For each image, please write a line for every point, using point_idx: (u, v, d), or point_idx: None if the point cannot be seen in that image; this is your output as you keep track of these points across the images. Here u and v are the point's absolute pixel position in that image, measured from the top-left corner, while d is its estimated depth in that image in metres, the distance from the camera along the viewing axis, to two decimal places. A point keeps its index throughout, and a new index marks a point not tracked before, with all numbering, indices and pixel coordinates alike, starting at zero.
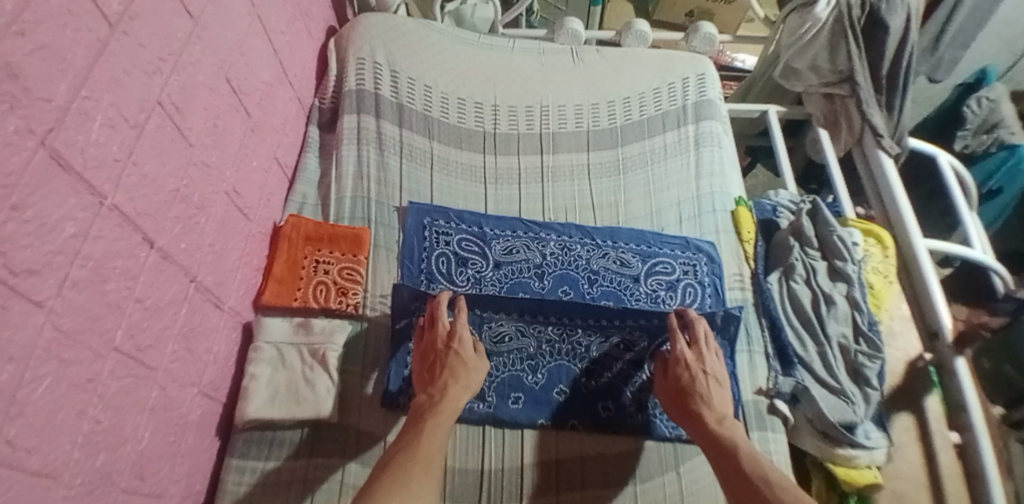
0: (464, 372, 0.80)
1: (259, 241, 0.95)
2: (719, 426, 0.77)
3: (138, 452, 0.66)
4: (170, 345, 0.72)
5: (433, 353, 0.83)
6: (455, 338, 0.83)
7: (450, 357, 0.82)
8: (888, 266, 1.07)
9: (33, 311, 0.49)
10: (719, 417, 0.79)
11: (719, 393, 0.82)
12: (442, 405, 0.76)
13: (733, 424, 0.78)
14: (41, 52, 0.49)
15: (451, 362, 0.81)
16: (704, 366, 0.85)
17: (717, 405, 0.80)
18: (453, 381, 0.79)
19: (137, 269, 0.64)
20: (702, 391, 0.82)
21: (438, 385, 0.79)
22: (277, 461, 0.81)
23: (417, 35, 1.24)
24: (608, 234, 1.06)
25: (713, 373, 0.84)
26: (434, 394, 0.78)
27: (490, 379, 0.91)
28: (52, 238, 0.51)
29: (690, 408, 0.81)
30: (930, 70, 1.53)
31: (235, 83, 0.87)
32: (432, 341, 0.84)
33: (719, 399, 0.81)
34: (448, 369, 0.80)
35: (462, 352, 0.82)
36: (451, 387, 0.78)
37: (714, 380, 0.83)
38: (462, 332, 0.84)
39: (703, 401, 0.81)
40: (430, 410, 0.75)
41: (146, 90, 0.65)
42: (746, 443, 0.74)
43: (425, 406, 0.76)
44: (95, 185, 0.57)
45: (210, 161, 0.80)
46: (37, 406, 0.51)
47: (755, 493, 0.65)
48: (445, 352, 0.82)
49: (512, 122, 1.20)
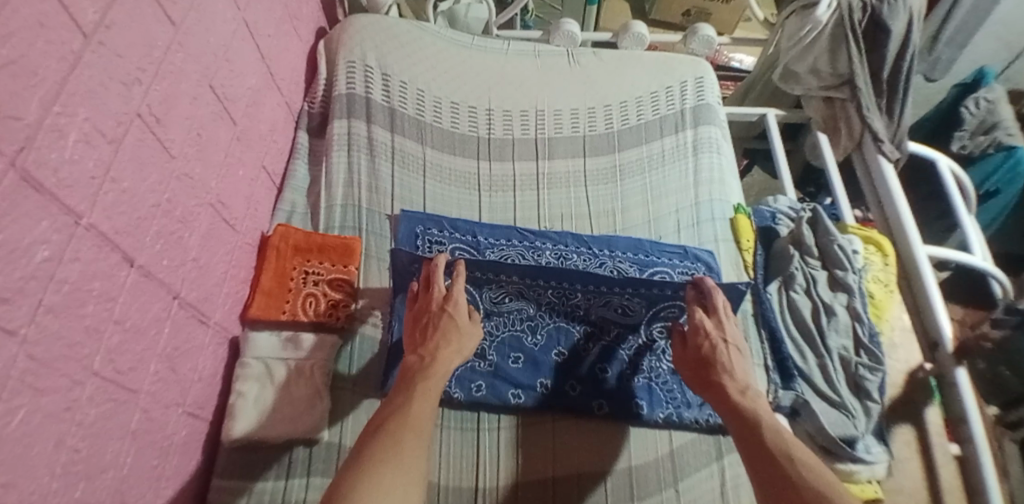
0: (458, 335, 0.78)
1: (246, 253, 0.92)
2: (742, 396, 0.75)
3: (119, 479, 0.64)
4: (152, 366, 0.69)
5: (428, 314, 0.81)
6: (450, 301, 0.81)
7: (443, 318, 0.79)
8: (889, 276, 1.06)
9: (5, 341, 0.47)
10: (742, 388, 0.76)
11: (739, 362, 0.80)
12: (433, 368, 0.73)
13: (757, 395, 0.75)
14: (10, 68, 0.46)
15: (446, 325, 0.79)
16: (725, 335, 0.82)
17: (739, 376, 0.78)
18: (444, 342, 0.77)
19: (116, 289, 0.62)
20: (723, 361, 0.79)
21: (430, 347, 0.76)
22: (264, 484, 0.79)
23: (410, 37, 1.21)
24: (605, 242, 1.04)
25: (733, 340, 0.81)
26: (426, 356, 0.75)
27: (490, 338, 0.94)
28: (24, 263, 0.49)
29: (711, 379, 0.79)
30: (928, 69, 1.55)
31: (220, 89, 0.84)
32: (426, 303, 0.82)
33: (741, 369, 0.79)
34: (440, 332, 0.78)
35: (456, 315, 0.80)
36: (443, 350, 0.76)
37: (735, 349, 0.81)
38: (456, 295, 0.82)
39: (726, 372, 0.78)
40: (421, 373, 0.73)
41: (124, 103, 0.62)
42: (769, 416, 0.72)
43: (417, 367, 0.74)
44: (69, 205, 0.54)
45: (194, 172, 0.77)
46: (12, 440, 0.48)
47: (779, 467, 0.63)
48: (439, 314, 0.80)
49: (507, 127, 1.18)
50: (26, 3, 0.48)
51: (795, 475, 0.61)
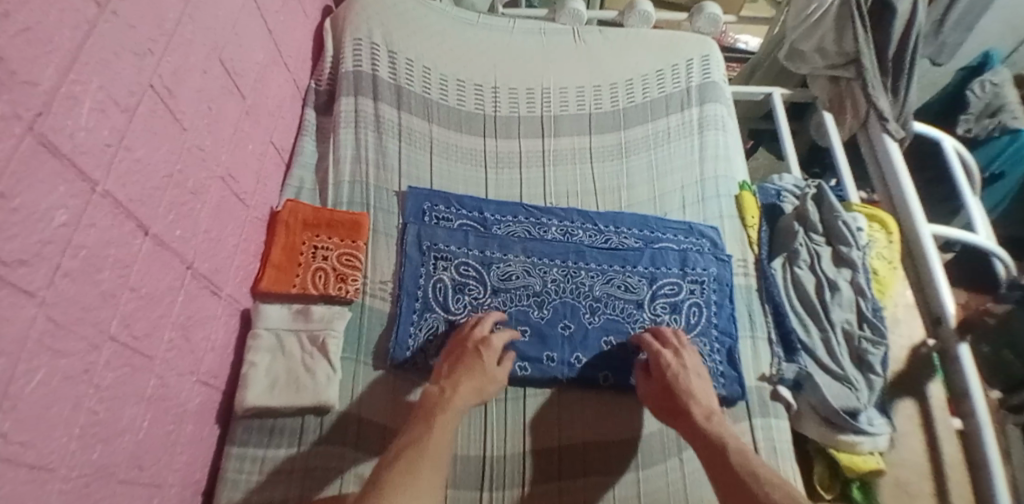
0: (482, 377, 0.81)
1: (256, 227, 0.93)
2: (708, 421, 0.77)
3: (135, 444, 0.65)
4: (167, 334, 0.70)
5: (461, 350, 0.84)
6: (485, 343, 0.84)
7: (474, 358, 0.82)
8: (892, 252, 1.07)
9: (24, 302, 0.48)
10: (708, 413, 0.78)
11: (699, 386, 0.82)
12: (452, 403, 0.76)
13: (721, 420, 0.77)
14: (25, 34, 0.47)
15: (473, 363, 0.82)
16: (684, 363, 0.85)
17: (702, 401, 0.80)
18: (467, 378, 0.79)
19: (131, 257, 0.63)
20: (685, 388, 0.81)
21: (452, 381, 0.79)
22: (276, 451, 0.81)
23: (416, 15, 1.21)
24: (610, 219, 1.05)
25: (693, 368, 0.84)
26: (446, 389, 0.78)
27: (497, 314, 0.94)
28: (41, 227, 0.50)
29: (677, 407, 0.80)
30: (933, 53, 1.50)
31: (229, 64, 0.85)
32: (464, 339, 0.86)
33: (702, 393, 0.81)
34: (467, 369, 0.81)
35: (486, 358, 0.83)
36: (464, 386, 0.79)
37: (696, 374, 0.84)
38: (493, 340, 0.85)
39: (691, 399, 0.80)
40: (439, 406, 0.75)
41: (137, 73, 0.63)
42: (734, 438, 0.74)
43: (435, 399, 0.77)
44: (85, 171, 0.55)
45: (204, 146, 0.78)
46: (30, 400, 0.49)
47: (747, 489, 0.65)
48: (472, 352, 0.83)
49: (513, 105, 1.18)
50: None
51: (761, 496, 0.63)
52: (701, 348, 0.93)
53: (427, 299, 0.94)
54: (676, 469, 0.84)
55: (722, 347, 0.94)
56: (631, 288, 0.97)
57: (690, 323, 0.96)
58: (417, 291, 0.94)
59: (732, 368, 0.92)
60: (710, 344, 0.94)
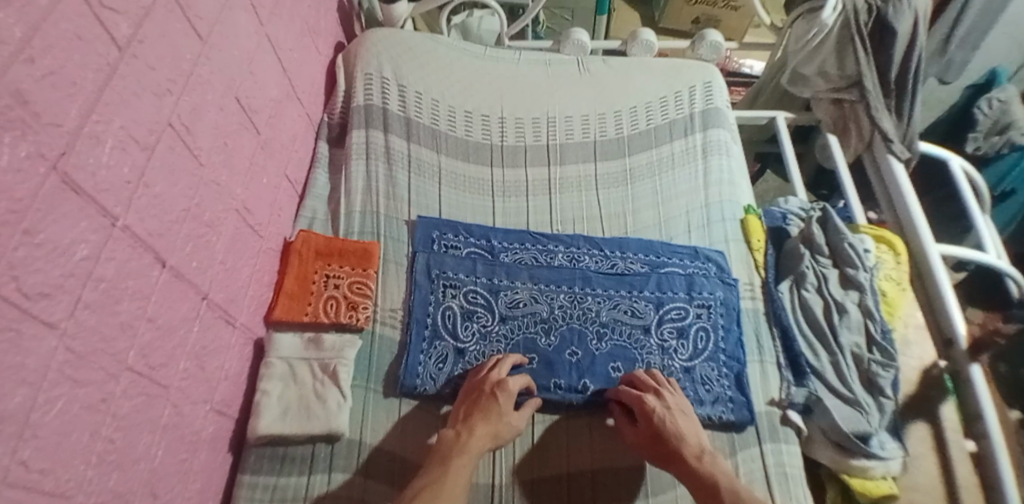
0: (498, 422, 0.81)
1: (270, 257, 0.96)
2: (699, 462, 0.77)
3: (150, 471, 0.67)
4: (182, 363, 0.72)
5: (478, 392, 0.85)
6: (501, 386, 0.85)
7: (490, 401, 0.83)
8: (901, 273, 1.06)
9: (45, 333, 0.50)
10: (698, 452, 0.78)
11: (687, 425, 0.82)
12: (468, 445, 0.77)
13: (713, 458, 0.77)
14: (49, 79, 0.50)
15: (489, 407, 0.82)
16: (668, 404, 0.84)
17: (691, 441, 0.80)
18: (482, 422, 0.80)
19: (149, 289, 0.65)
20: (674, 431, 0.81)
21: (468, 424, 0.80)
22: (288, 479, 0.82)
23: (424, 49, 1.25)
24: (616, 244, 1.06)
25: (677, 407, 0.84)
26: (462, 431, 0.79)
27: (505, 341, 0.95)
28: (63, 261, 0.52)
29: (668, 451, 0.79)
30: (940, 71, 1.51)
31: (244, 101, 0.89)
32: (480, 381, 0.86)
33: (690, 431, 0.81)
34: (482, 413, 0.81)
35: (502, 401, 0.83)
36: (479, 429, 0.79)
37: (680, 412, 0.84)
38: (509, 382, 0.85)
39: (681, 441, 0.80)
40: (455, 449, 0.77)
41: (157, 111, 0.66)
42: (727, 477, 0.75)
43: (450, 442, 0.78)
44: (106, 207, 0.58)
45: (221, 180, 0.81)
46: (50, 428, 0.51)
47: None
48: (488, 395, 0.84)
49: (519, 134, 1.21)
50: (64, 19, 0.52)
51: None
52: (710, 373, 0.93)
53: (436, 327, 0.95)
54: (686, 495, 0.83)
55: (730, 371, 0.94)
56: (637, 313, 0.97)
57: (698, 348, 0.96)
58: (427, 319, 0.96)
59: (741, 390, 0.92)
60: (719, 368, 0.94)
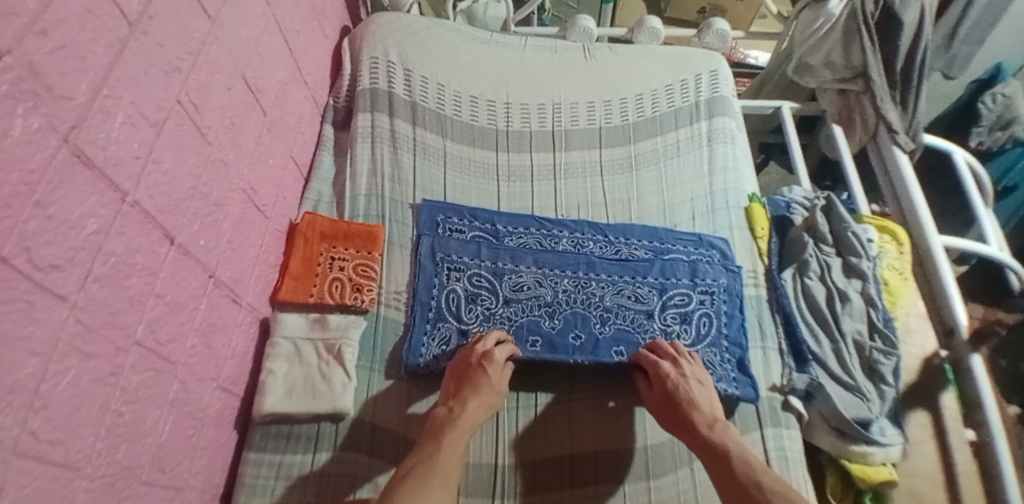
0: (488, 393, 0.82)
1: (276, 238, 0.96)
2: (711, 430, 0.79)
3: (158, 446, 0.67)
4: (190, 340, 0.73)
5: (466, 366, 0.86)
6: (488, 358, 0.85)
7: (479, 373, 0.84)
8: (904, 263, 1.07)
9: (56, 306, 0.51)
10: (710, 421, 0.81)
11: (700, 393, 0.84)
12: (460, 420, 0.78)
13: (724, 427, 0.80)
14: (60, 52, 0.50)
15: (479, 379, 0.83)
16: (683, 371, 0.86)
17: (704, 410, 0.82)
18: (474, 396, 0.81)
19: (157, 265, 0.66)
20: (686, 397, 0.83)
21: (458, 399, 0.82)
22: (293, 457, 0.82)
23: (430, 34, 1.25)
24: (620, 231, 1.07)
25: (693, 376, 0.86)
26: (454, 407, 0.81)
27: (509, 323, 0.95)
28: (74, 234, 0.53)
29: (682, 417, 0.82)
30: (945, 66, 1.49)
31: (252, 81, 0.89)
32: (466, 356, 0.87)
33: (704, 400, 0.84)
34: (472, 385, 0.82)
35: (491, 372, 0.84)
36: (472, 402, 0.81)
37: (695, 381, 0.86)
38: (496, 354, 0.86)
39: (693, 408, 0.82)
40: (448, 424, 0.78)
41: (165, 89, 0.66)
42: (737, 445, 0.77)
43: (444, 419, 0.79)
44: (115, 182, 0.58)
45: (227, 159, 0.81)
46: (60, 400, 0.52)
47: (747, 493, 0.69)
48: (475, 368, 0.84)
49: (524, 120, 1.21)
50: None
51: None
52: (712, 358, 0.94)
53: (440, 310, 0.96)
54: (687, 479, 0.84)
55: (732, 357, 0.94)
56: (641, 300, 0.98)
57: (701, 333, 0.96)
58: (431, 301, 0.96)
59: (743, 374, 0.93)
60: (721, 354, 0.94)
